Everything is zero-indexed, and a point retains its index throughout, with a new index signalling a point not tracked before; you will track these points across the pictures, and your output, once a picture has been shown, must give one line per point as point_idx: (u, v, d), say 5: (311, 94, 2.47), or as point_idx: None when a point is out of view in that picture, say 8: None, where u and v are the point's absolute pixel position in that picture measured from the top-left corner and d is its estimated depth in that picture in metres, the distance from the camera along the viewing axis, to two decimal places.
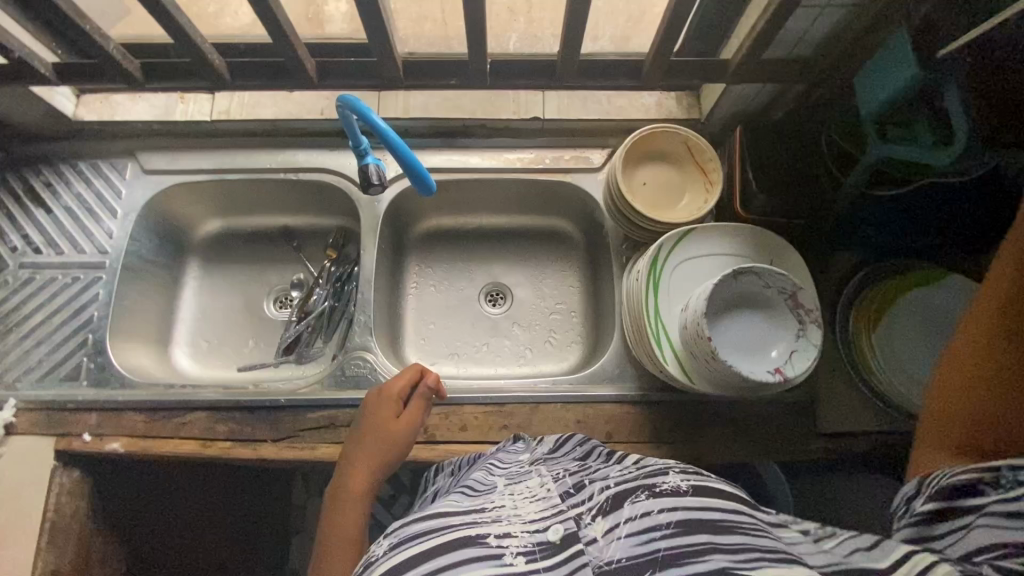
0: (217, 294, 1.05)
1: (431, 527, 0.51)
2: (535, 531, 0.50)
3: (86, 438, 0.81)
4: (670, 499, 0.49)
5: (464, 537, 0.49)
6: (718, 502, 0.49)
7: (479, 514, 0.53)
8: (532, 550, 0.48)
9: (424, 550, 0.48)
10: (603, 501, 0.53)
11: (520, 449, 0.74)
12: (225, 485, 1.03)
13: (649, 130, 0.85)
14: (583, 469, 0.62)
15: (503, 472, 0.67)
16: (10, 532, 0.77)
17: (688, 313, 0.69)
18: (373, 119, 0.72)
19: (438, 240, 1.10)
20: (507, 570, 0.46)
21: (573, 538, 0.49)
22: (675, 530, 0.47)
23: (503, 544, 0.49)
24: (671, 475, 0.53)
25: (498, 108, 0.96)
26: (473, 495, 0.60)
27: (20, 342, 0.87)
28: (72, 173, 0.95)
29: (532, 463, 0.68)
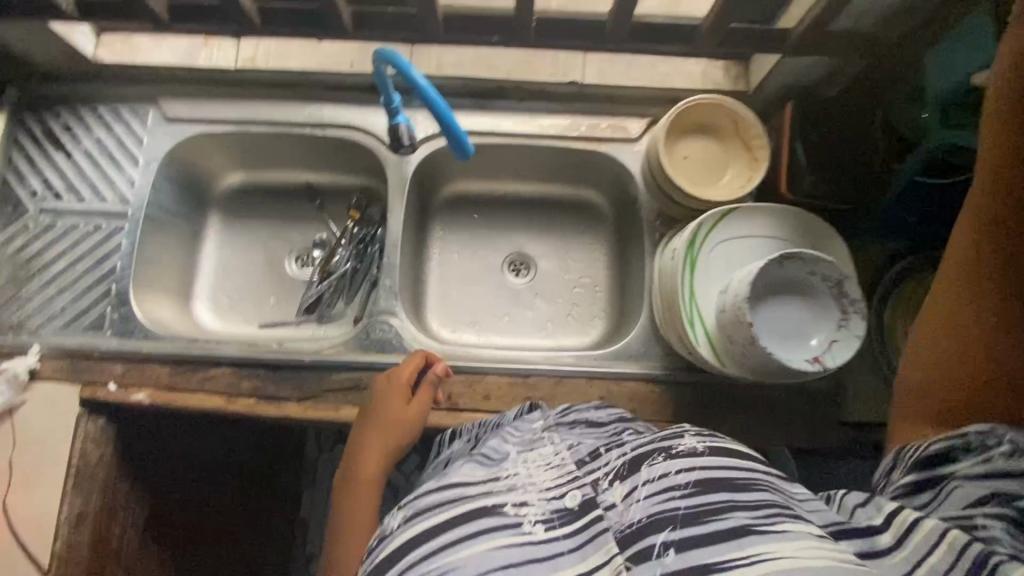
0: (239, 249, 1.04)
1: (450, 495, 0.53)
2: (552, 499, 0.52)
3: (111, 387, 0.81)
4: (686, 461, 0.50)
5: (483, 507, 0.51)
6: (734, 464, 0.49)
7: (496, 483, 0.55)
8: (551, 518, 0.50)
9: (444, 519, 0.50)
10: (620, 466, 0.53)
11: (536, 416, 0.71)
12: (243, 437, 1.05)
13: (696, 100, 0.80)
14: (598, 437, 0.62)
15: (518, 438, 0.64)
16: (37, 475, 0.78)
17: (727, 296, 0.67)
18: (413, 75, 0.69)
19: (463, 206, 1.07)
20: (528, 538, 0.48)
21: (591, 504, 0.51)
22: (692, 490, 0.47)
23: (521, 513, 0.50)
24: (688, 437, 0.53)
25: (534, 69, 0.91)
26: (488, 460, 0.60)
27: (43, 289, 0.86)
28: (91, 117, 0.92)
29: (545, 429, 0.66)
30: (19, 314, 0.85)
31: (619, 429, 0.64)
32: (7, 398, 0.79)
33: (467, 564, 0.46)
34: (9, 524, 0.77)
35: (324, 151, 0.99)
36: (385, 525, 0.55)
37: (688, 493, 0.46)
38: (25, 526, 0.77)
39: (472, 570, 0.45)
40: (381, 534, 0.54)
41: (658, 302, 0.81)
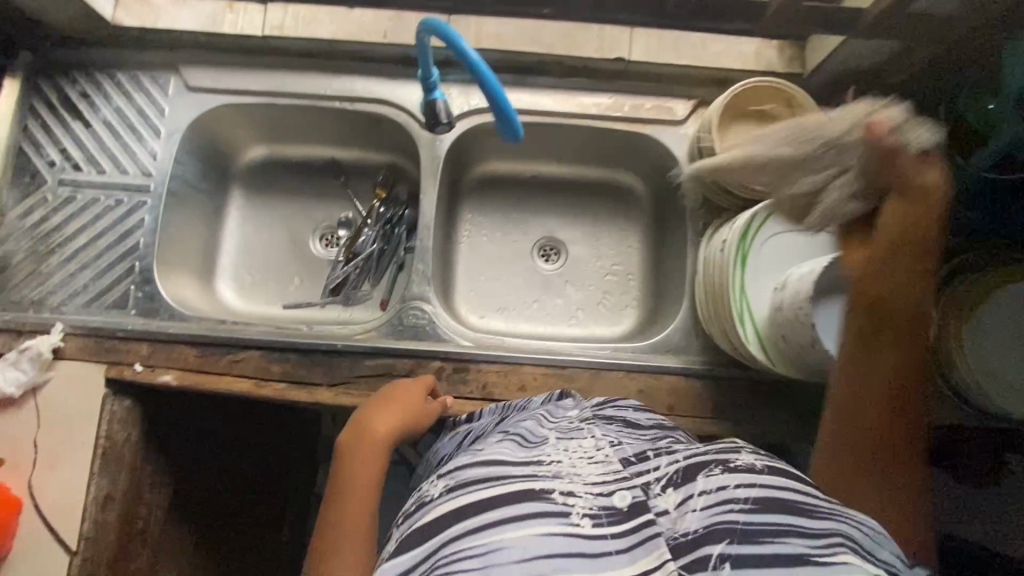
0: (262, 227, 1.00)
1: (490, 474, 0.49)
2: (599, 494, 0.47)
3: (137, 368, 0.79)
4: (749, 478, 0.47)
5: (527, 490, 0.47)
6: (795, 487, 0.47)
7: (539, 469, 0.50)
8: (598, 514, 0.45)
9: (485, 498, 0.46)
10: (673, 472, 0.50)
11: (570, 406, 0.71)
12: (264, 417, 1.03)
13: (751, 83, 0.77)
14: (642, 440, 0.59)
15: (554, 426, 0.63)
16: (63, 457, 0.77)
17: (785, 295, 0.64)
18: (463, 48, 0.65)
19: (493, 188, 1.03)
20: (574, 531, 0.44)
21: (642, 506, 0.46)
22: (753, 506, 0.44)
23: (568, 503, 0.46)
24: (745, 456, 0.51)
25: (578, 44, 0.86)
26: (525, 446, 0.56)
27: (64, 265, 0.83)
28: (110, 84, 0.88)
29: (582, 420, 0.65)
30: (40, 291, 0.82)
31: (665, 436, 0.61)
32: (30, 376, 0.77)
33: (511, 549, 0.42)
34: (33, 505, 0.75)
35: (353, 125, 0.94)
36: (419, 495, 0.53)
37: (748, 508, 0.44)
38: (50, 507, 0.76)
39: (517, 556, 0.41)
40: (418, 502, 0.51)
41: (702, 295, 0.79)
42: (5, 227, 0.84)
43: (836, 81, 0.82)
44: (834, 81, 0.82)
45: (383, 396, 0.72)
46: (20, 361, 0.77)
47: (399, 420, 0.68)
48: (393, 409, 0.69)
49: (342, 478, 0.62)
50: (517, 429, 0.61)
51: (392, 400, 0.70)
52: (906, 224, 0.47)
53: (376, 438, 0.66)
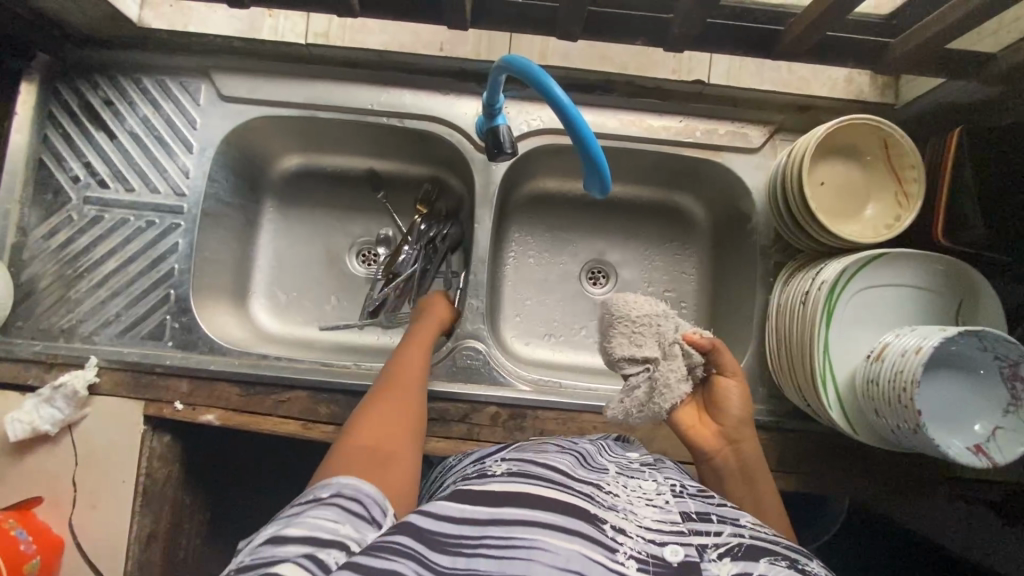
0: (298, 243, 0.94)
1: (550, 477, 0.49)
2: (650, 541, 0.46)
3: (177, 407, 0.75)
4: None
5: (584, 509, 0.46)
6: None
7: (596, 491, 0.50)
8: (645, 560, 0.44)
9: (544, 495, 0.46)
10: (734, 544, 0.46)
11: (631, 446, 0.66)
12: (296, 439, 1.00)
13: (847, 120, 0.70)
14: (706, 493, 0.55)
15: (614, 459, 0.60)
16: (102, 496, 0.73)
17: (882, 366, 0.60)
18: (549, 87, 0.58)
19: (542, 207, 0.97)
20: (616, 567, 0.42)
21: (691, 568, 0.44)
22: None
23: (618, 539, 0.45)
24: (814, 563, 0.47)
25: (654, 63, 0.79)
26: (582, 464, 0.55)
27: (93, 292, 0.78)
28: (135, 91, 0.80)
29: (644, 463, 0.61)
30: (67, 320, 0.78)
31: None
32: (65, 413, 0.73)
33: (555, 554, 0.41)
34: (75, 543, 0.73)
35: (396, 138, 0.87)
36: (482, 467, 0.53)
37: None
38: (93, 546, 0.73)
39: (560, 562, 0.41)
40: (479, 472, 0.52)
41: (774, 347, 0.75)
42: (29, 248, 0.79)
43: (936, 116, 0.75)
44: (934, 115, 0.75)
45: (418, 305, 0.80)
46: (55, 398, 0.73)
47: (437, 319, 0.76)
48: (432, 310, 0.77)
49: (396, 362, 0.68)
50: (578, 447, 0.59)
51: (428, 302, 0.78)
52: (735, 401, 0.64)
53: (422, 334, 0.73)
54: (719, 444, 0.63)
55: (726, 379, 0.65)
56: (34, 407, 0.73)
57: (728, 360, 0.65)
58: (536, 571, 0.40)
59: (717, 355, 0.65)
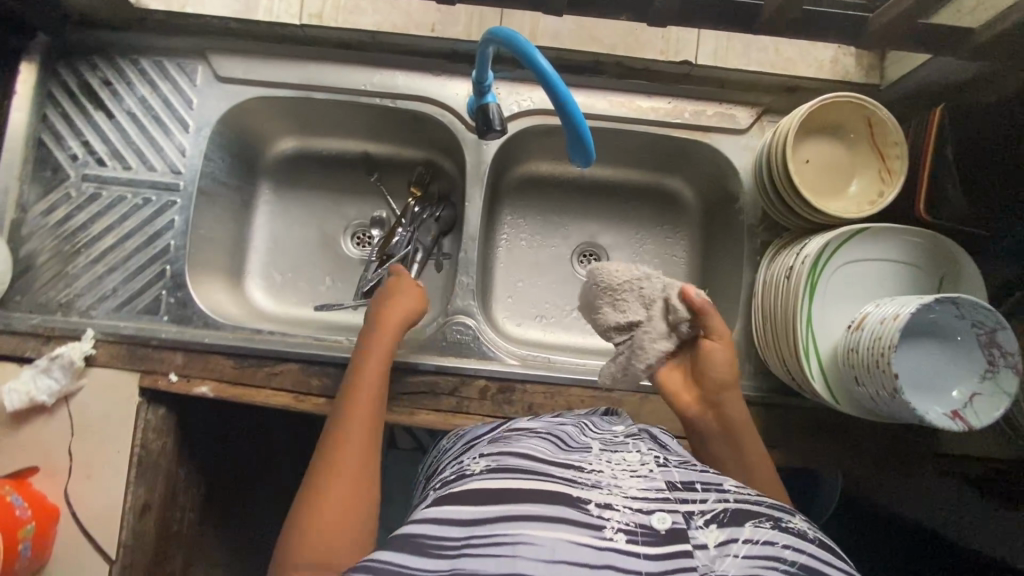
0: (293, 225, 0.96)
1: (530, 467, 0.49)
2: (638, 510, 0.45)
3: (172, 378, 0.76)
4: (798, 541, 0.44)
5: (567, 494, 0.46)
6: (843, 565, 0.44)
7: (579, 474, 0.49)
8: (633, 531, 0.43)
9: (525, 486, 0.46)
10: (719, 510, 0.47)
11: (617, 420, 0.66)
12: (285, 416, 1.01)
13: (830, 98, 0.71)
14: (689, 462, 0.55)
15: (597, 435, 0.59)
16: (97, 466, 0.75)
17: (862, 334, 0.61)
18: (536, 60, 0.59)
19: (533, 190, 0.98)
20: (605, 544, 0.42)
21: (680, 535, 0.44)
22: (798, 571, 0.41)
23: (605, 516, 0.44)
24: (796, 517, 0.48)
25: (643, 44, 0.81)
26: (563, 448, 0.54)
27: (90, 267, 0.80)
28: (133, 72, 0.82)
29: (628, 435, 0.60)
30: (65, 294, 0.79)
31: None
32: (62, 384, 0.74)
33: (539, 547, 0.41)
34: (70, 512, 0.74)
35: (390, 120, 0.89)
36: (460, 467, 0.53)
37: (794, 572, 0.41)
38: (88, 515, 0.74)
39: (545, 556, 0.40)
40: (458, 472, 0.51)
41: (760, 324, 0.76)
42: (28, 224, 0.80)
43: (918, 96, 0.76)
44: (917, 95, 0.76)
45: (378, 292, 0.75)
46: (52, 369, 0.74)
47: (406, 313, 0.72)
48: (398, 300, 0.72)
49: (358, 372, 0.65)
50: (556, 431, 0.59)
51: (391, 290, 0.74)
52: (721, 365, 0.63)
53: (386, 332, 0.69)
54: (704, 407, 0.64)
55: (712, 344, 0.64)
56: (31, 378, 0.74)
57: (715, 324, 0.63)
58: (522, 566, 0.39)
59: (706, 319, 0.63)
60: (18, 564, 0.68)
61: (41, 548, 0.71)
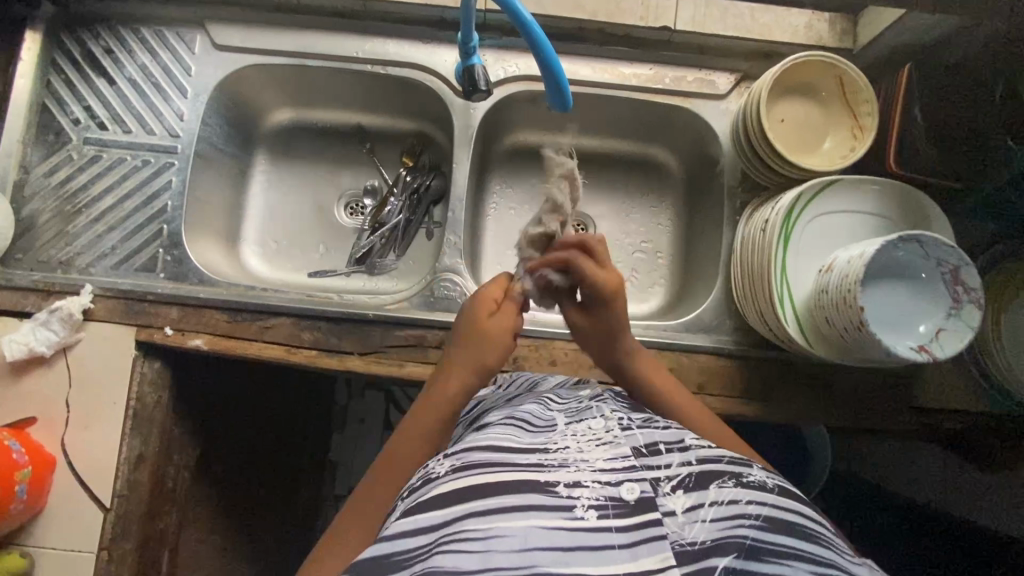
0: (288, 193, 0.99)
1: (496, 460, 0.47)
2: (606, 483, 0.46)
3: (167, 332, 0.78)
4: (761, 495, 0.47)
5: (532, 482, 0.46)
6: (799, 506, 0.47)
7: (545, 457, 0.49)
8: (605, 505, 0.44)
9: (490, 484, 0.45)
10: (685, 475, 0.48)
11: (585, 387, 0.67)
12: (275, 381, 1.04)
13: (802, 57, 0.74)
14: (652, 421, 0.55)
15: (562, 407, 0.59)
16: (93, 417, 0.77)
17: (831, 276, 0.64)
18: (517, 9, 0.61)
19: (520, 161, 0.99)
20: (577, 523, 0.43)
21: (648, 504, 0.45)
22: (763, 524, 0.44)
23: (573, 495, 0.45)
24: (756, 469, 0.50)
25: (623, 11, 0.84)
26: (529, 429, 0.53)
27: (91, 227, 0.82)
28: (134, 40, 0.85)
29: (593, 399, 0.61)
30: (66, 252, 0.82)
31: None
32: (61, 336, 0.77)
33: (511, 538, 0.42)
34: (67, 462, 0.76)
35: (381, 91, 0.92)
36: (426, 470, 0.51)
37: (759, 527, 0.44)
38: (84, 468, 0.76)
39: (517, 545, 0.41)
40: (424, 477, 0.49)
41: (738, 277, 0.78)
42: (30, 185, 0.83)
43: (890, 57, 0.79)
44: (889, 56, 0.79)
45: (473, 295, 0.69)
46: (51, 321, 0.77)
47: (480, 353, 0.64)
48: (493, 320, 0.66)
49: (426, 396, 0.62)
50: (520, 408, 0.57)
51: (486, 301, 0.67)
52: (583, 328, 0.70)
53: (463, 367, 0.63)
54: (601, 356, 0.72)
55: (592, 293, 0.67)
56: (30, 330, 0.76)
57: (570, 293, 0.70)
58: (497, 561, 0.41)
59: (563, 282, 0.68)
60: (14, 506, 0.70)
61: (37, 494, 0.73)
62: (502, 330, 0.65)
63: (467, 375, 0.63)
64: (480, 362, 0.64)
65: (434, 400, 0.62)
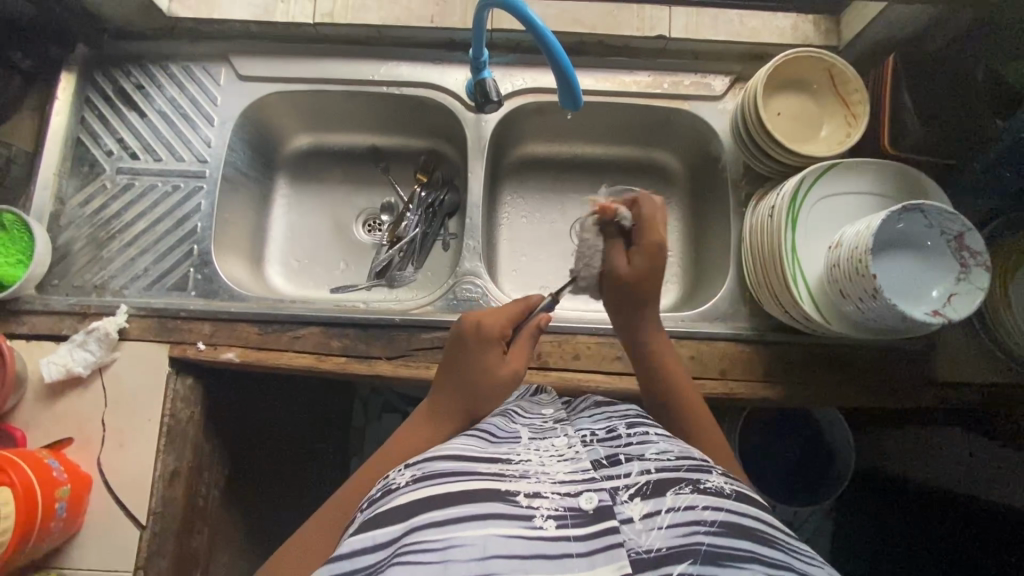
0: (307, 214, 1.02)
1: (458, 471, 0.48)
2: (565, 495, 0.46)
3: (200, 346, 0.80)
4: (716, 500, 0.46)
5: (493, 489, 0.46)
6: (757, 512, 0.47)
7: (506, 467, 0.50)
8: (563, 515, 0.45)
9: (451, 494, 0.45)
10: (643, 483, 0.48)
11: (544, 402, 0.69)
12: (297, 399, 1.05)
13: (793, 54, 0.79)
14: (614, 434, 0.56)
15: (526, 423, 0.60)
16: (129, 434, 0.78)
17: (840, 251, 0.67)
18: (530, 16, 0.67)
19: (529, 171, 1.03)
20: (535, 532, 0.43)
21: (606, 512, 0.45)
22: (718, 530, 0.44)
23: (534, 505, 0.45)
24: (715, 475, 0.50)
25: (620, 23, 0.89)
26: (492, 440, 0.54)
27: (123, 251, 0.86)
28: (164, 76, 0.91)
29: (557, 420, 0.62)
30: (101, 276, 0.85)
31: (625, 417, 0.60)
32: (98, 356, 0.79)
33: (470, 547, 0.42)
34: (102, 481, 0.77)
35: (395, 111, 0.97)
36: (386, 479, 0.50)
37: (713, 533, 0.43)
38: (119, 485, 0.77)
39: (476, 554, 0.41)
40: (382, 487, 0.49)
41: (750, 263, 0.81)
42: (66, 215, 0.87)
43: (875, 51, 0.84)
44: (874, 50, 0.84)
45: (476, 325, 0.66)
46: (89, 342, 0.79)
47: (475, 396, 0.63)
48: (500, 362, 0.65)
49: (417, 425, 0.64)
50: (484, 424, 0.58)
51: (495, 340, 0.65)
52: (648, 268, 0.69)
53: (458, 408, 0.63)
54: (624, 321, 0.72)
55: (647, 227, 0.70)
56: (68, 350, 0.79)
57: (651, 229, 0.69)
58: (454, 571, 0.40)
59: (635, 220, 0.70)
60: (54, 523, 0.70)
61: (74, 514, 0.74)
62: (507, 378, 0.64)
63: (459, 418, 0.63)
64: (474, 408, 0.63)
65: (420, 433, 0.63)
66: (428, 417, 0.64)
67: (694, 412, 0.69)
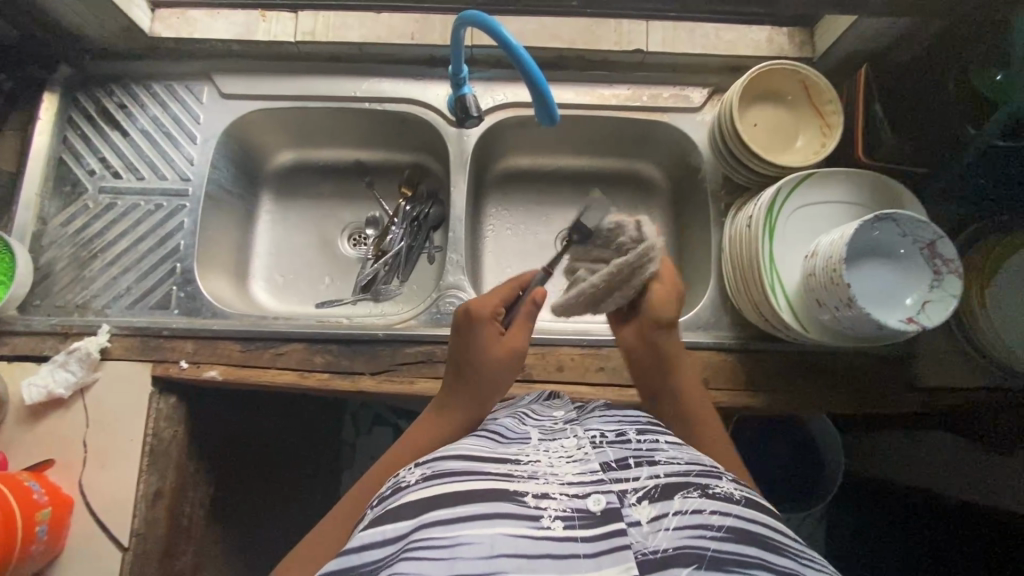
0: (293, 229, 1.02)
1: (467, 470, 0.48)
2: (573, 496, 0.46)
3: (182, 365, 0.80)
4: (725, 506, 0.46)
5: (501, 489, 0.46)
6: (765, 519, 0.46)
7: (514, 467, 0.49)
8: (571, 516, 0.44)
9: (460, 493, 0.45)
10: (651, 487, 0.48)
11: (556, 406, 0.69)
12: (284, 415, 1.04)
13: (767, 66, 0.80)
14: (624, 437, 0.56)
15: (537, 424, 0.61)
16: (112, 453, 0.77)
17: (816, 260, 0.67)
18: (504, 35, 0.68)
19: (514, 183, 1.04)
20: (542, 533, 0.42)
21: (613, 514, 0.45)
22: (726, 534, 0.43)
23: (541, 506, 0.45)
24: (724, 481, 0.50)
25: (598, 38, 0.90)
26: (501, 442, 0.54)
27: (105, 270, 0.86)
28: (147, 95, 0.92)
29: (566, 422, 0.62)
30: (82, 296, 0.85)
31: (635, 422, 0.60)
32: (79, 376, 0.78)
33: (478, 545, 0.41)
34: (84, 502, 0.76)
35: (379, 127, 0.98)
36: (397, 478, 0.50)
37: (720, 537, 0.43)
38: (101, 505, 0.76)
39: (484, 552, 0.40)
40: (393, 486, 0.49)
41: (730, 271, 0.81)
42: (47, 235, 0.87)
43: (849, 61, 0.86)
44: (847, 61, 0.86)
45: (463, 311, 0.66)
46: (69, 362, 0.79)
47: (477, 382, 0.64)
48: (496, 345, 0.65)
49: (427, 423, 0.65)
50: (494, 425, 0.59)
51: (486, 323, 0.65)
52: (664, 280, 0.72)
53: (462, 401, 0.64)
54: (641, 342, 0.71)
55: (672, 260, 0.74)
56: (49, 371, 0.78)
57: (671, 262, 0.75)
58: (461, 568, 0.40)
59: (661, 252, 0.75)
60: (35, 546, 0.69)
61: (56, 535, 0.73)
62: (507, 359, 0.64)
63: (468, 403, 0.64)
64: (482, 393, 0.64)
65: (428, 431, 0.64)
66: (436, 414, 0.65)
67: (715, 433, 0.69)
